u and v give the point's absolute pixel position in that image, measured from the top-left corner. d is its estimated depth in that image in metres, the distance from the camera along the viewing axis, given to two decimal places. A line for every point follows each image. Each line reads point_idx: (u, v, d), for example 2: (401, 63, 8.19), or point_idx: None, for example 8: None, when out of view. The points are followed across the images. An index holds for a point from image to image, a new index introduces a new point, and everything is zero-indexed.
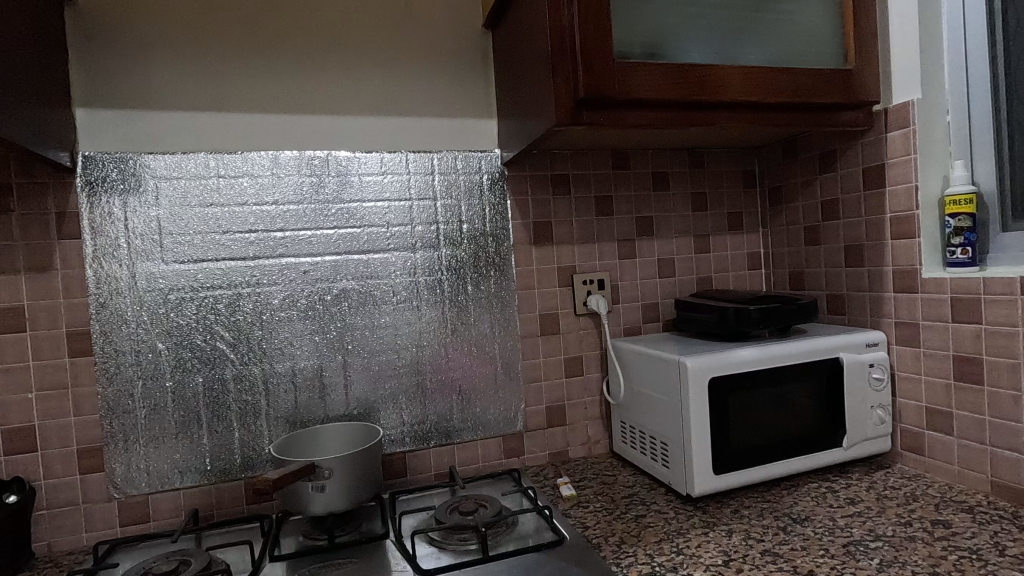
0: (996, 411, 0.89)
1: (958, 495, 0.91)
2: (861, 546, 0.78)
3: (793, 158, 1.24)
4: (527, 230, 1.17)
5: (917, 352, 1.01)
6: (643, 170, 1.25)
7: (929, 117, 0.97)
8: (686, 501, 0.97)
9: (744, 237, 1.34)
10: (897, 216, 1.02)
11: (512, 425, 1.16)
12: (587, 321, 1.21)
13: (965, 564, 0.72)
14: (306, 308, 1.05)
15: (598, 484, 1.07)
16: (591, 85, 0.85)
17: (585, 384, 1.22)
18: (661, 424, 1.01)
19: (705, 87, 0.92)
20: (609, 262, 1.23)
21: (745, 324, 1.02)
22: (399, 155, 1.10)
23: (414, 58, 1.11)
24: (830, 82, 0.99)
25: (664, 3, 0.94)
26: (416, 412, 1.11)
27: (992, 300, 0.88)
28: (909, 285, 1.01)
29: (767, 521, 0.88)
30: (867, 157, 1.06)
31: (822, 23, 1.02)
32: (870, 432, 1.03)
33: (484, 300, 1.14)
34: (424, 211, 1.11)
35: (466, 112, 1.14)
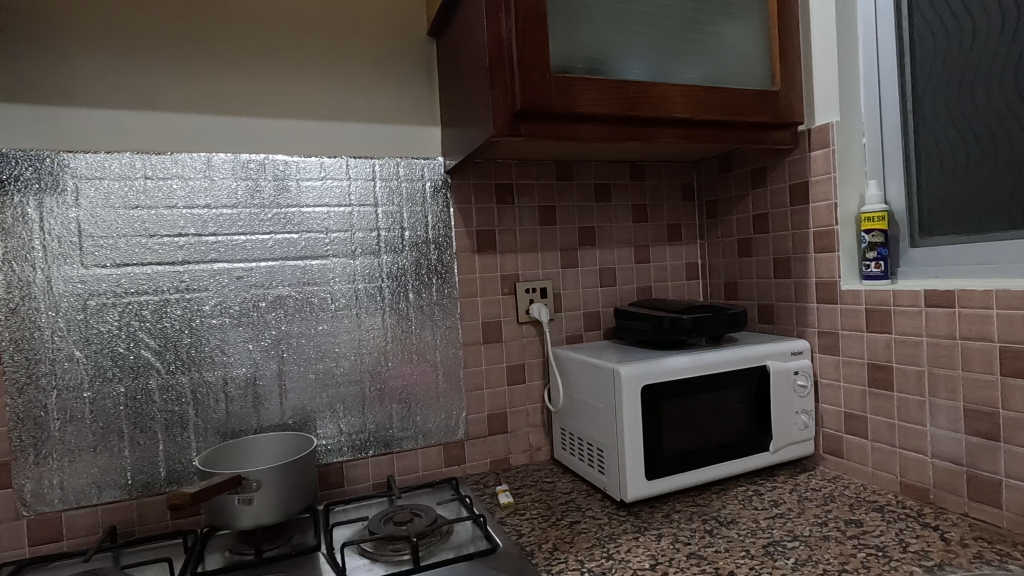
0: (904, 415, 0.95)
1: (871, 495, 0.97)
2: (780, 546, 0.82)
3: (728, 173, 1.29)
4: (470, 237, 1.17)
5: (838, 359, 1.06)
6: (586, 181, 1.28)
7: (846, 139, 1.03)
8: (621, 506, 0.99)
9: (682, 248, 1.38)
10: (819, 231, 1.07)
11: (453, 433, 1.16)
12: (529, 329, 1.22)
13: (871, 561, 0.76)
14: (239, 314, 1.02)
15: (537, 491, 1.08)
16: (528, 98, 0.87)
17: (527, 391, 1.23)
18: (598, 431, 1.02)
19: (639, 103, 0.95)
20: (552, 271, 1.25)
21: (679, 333, 1.05)
22: (339, 161, 1.09)
23: (357, 63, 1.10)
24: (758, 102, 1.04)
25: (602, 19, 0.97)
26: (354, 422, 1.09)
27: (901, 312, 0.94)
28: (830, 296, 1.07)
29: (695, 524, 0.91)
30: (793, 175, 1.12)
31: (751, 46, 1.07)
32: (795, 436, 1.07)
33: (425, 307, 1.14)
34: (365, 217, 1.10)
35: (410, 119, 1.14)
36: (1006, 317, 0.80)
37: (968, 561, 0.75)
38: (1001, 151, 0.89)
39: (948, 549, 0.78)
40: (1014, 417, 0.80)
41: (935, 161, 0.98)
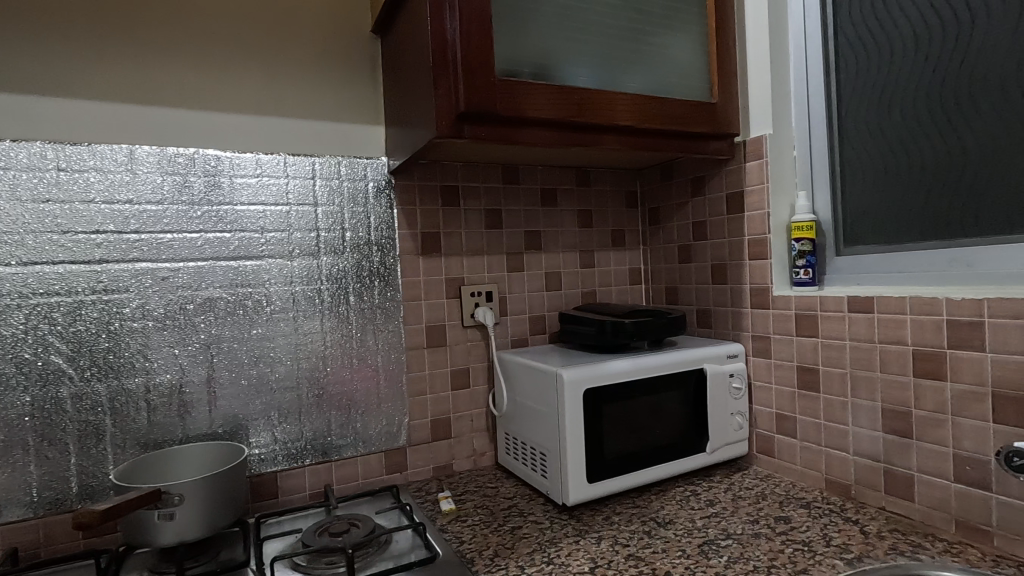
0: (829, 415, 1.00)
1: (799, 492, 1.01)
2: (714, 545, 0.84)
3: (670, 181, 1.32)
4: (414, 240, 1.15)
5: (770, 362, 1.11)
6: (532, 185, 1.28)
7: (778, 151, 1.08)
8: (563, 510, 0.99)
9: (626, 253, 1.41)
10: (753, 238, 1.12)
11: (395, 440, 1.13)
12: (474, 333, 1.21)
13: (797, 556, 0.80)
14: (164, 317, 0.96)
15: (480, 496, 1.07)
16: (472, 100, 0.86)
17: (471, 396, 1.21)
18: (541, 435, 1.03)
19: (583, 109, 0.96)
20: (498, 275, 1.24)
21: (621, 337, 1.07)
22: (276, 158, 1.04)
23: (297, 58, 1.07)
24: (698, 113, 1.07)
25: (548, 26, 0.97)
26: (290, 429, 1.05)
27: (827, 317, 0.99)
28: (762, 301, 1.11)
29: (634, 526, 0.92)
30: (730, 184, 1.16)
31: (691, 58, 1.11)
32: (730, 437, 1.11)
33: (367, 311, 1.11)
34: (303, 217, 1.06)
35: (352, 117, 1.11)
36: (918, 322, 0.86)
37: (884, 553, 0.79)
38: (914, 166, 0.95)
39: (867, 542, 0.82)
40: (924, 415, 0.86)
41: (858, 174, 1.04)
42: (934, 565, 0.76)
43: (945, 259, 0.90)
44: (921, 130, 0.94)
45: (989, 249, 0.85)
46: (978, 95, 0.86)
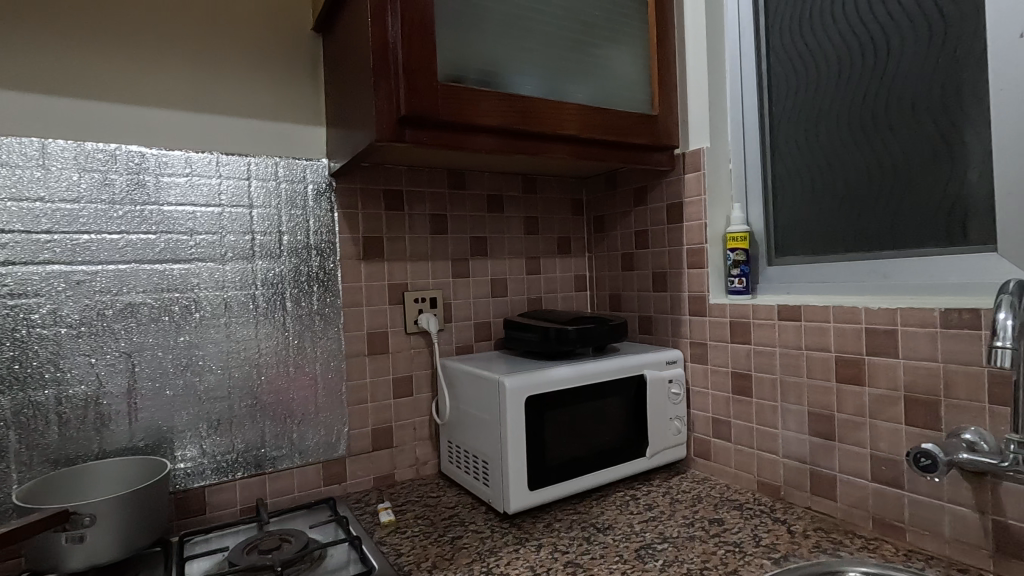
0: (761, 419, 1.04)
1: (733, 494, 1.05)
2: (650, 549, 0.86)
3: (614, 190, 1.35)
4: (355, 244, 1.12)
5: (707, 368, 1.14)
6: (478, 191, 1.28)
7: (715, 164, 1.12)
8: (504, 518, 0.99)
9: (571, 261, 1.43)
10: (692, 248, 1.15)
11: (333, 450, 1.10)
12: (417, 339, 1.20)
13: (729, 557, 0.82)
14: (79, 324, 0.89)
15: (421, 506, 1.05)
16: (414, 104, 0.85)
17: (414, 404, 1.19)
18: (483, 443, 1.02)
19: (527, 118, 0.96)
20: (442, 281, 1.23)
21: (564, 344, 1.08)
22: (208, 156, 1.00)
23: (232, 54, 1.02)
24: (639, 124, 1.09)
25: (493, 32, 0.97)
26: (220, 442, 1.00)
27: (759, 325, 1.03)
28: (699, 309, 1.15)
29: (574, 532, 0.93)
30: (670, 195, 1.20)
31: (633, 71, 1.13)
32: (669, 441, 1.14)
33: (304, 317, 1.07)
34: (236, 219, 1.02)
35: (291, 117, 1.08)
36: (840, 330, 0.90)
37: (808, 551, 0.82)
38: (837, 181, 1.01)
39: (793, 541, 0.86)
40: (846, 418, 0.90)
41: (788, 188, 1.09)
42: (853, 561, 0.80)
43: (866, 271, 0.95)
44: (844, 149, 0.99)
45: (903, 262, 0.90)
46: (894, 118, 0.92)
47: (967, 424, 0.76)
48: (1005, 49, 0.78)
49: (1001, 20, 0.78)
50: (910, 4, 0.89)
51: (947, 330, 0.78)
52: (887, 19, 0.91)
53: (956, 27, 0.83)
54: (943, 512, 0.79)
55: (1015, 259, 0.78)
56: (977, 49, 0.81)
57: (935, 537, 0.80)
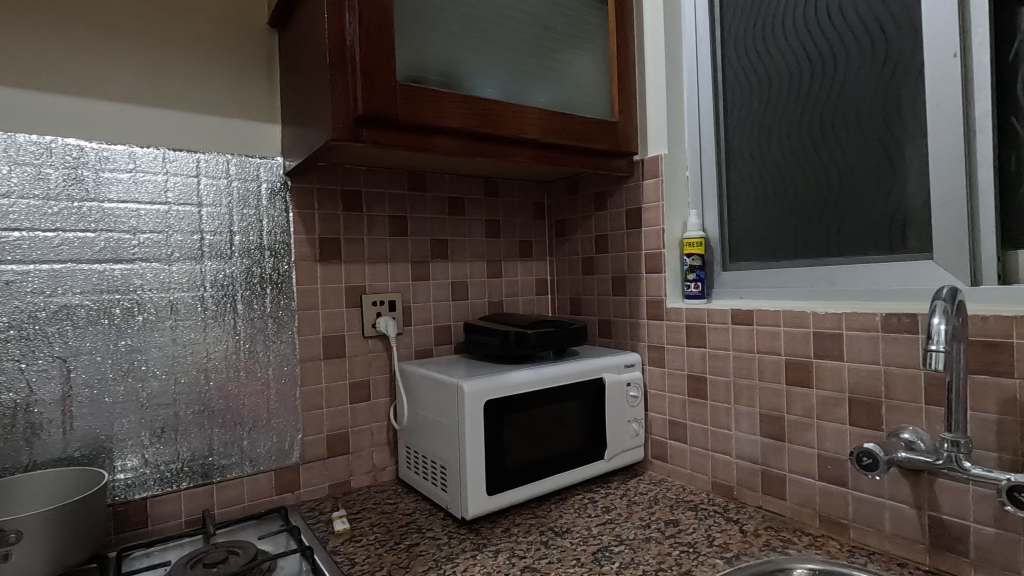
0: (715, 421, 1.06)
1: (688, 495, 1.07)
2: (607, 552, 0.86)
3: (575, 195, 1.36)
4: (311, 245, 1.09)
5: (664, 371, 1.16)
6: (439, 193, 1.26)
7: (672, 171, 1.14)
8: (462, 524, 0.98)
9: (533, 264, 1.43)
10: (650, 253, 1.17)
11: (286, 458, 1.06)
12: (375, 343, 1.17)
13: (683, 558, 0.83)
14: (7, 327, 0.84)
15: (377, 514, 1.03)
16: (372, 103, 0.83)
17: (371, 409, 1.17)
18: (441, 448, 1.00)
19: (488, 120, 0.96)
20: (402, 283, 1.21)
21: (524, 347, 1.07)
22: (153, 152, 0.95)
23: (181, 46, 0.98)
24: (599, 130, 1.10)
25: (454, 34, 0.97)
26: (164, 451, 0.95)
27: (714, 328, 1.05)
28: (657, 313, 1.17)
29: (532, 536, 0.92)
30: (629, 201, 1.21)
31: (594, 78, 1.14)
32: (627, 444, 1.15)
33: (256, 320, 1.04)
34: (184, 218, 0.98)
35: (244, 113, 1.04)
36: (790, 334, 0.93)
37: (759, 550, 0.84)
38: (787, 189, 1.04)
39: (745, 540, 0.88)
40: (795, 419, 0.93)
41: (742, 196, 1.12)
42: (801, 558, 0.82)
43: (814, 276, 0.99)
44: (794, 159, 1.03)
45: (848, 269, 0.94)
46: (840, 130, 0.95)
47: (906, 424, 0.80)
48: (940, 67, 0.82)
49: (937, 39, 0.82)
50: (855, 22, 0.92)
51: (888, 333, 0.81)
52: (834, 35, 0.95)
53: (897, 45, 0.88)
54: (885, 509, 0.82)
55: (949, 268, 0.82)
56: (915, 67, 0.85)
57: (877, 532, 0.83)
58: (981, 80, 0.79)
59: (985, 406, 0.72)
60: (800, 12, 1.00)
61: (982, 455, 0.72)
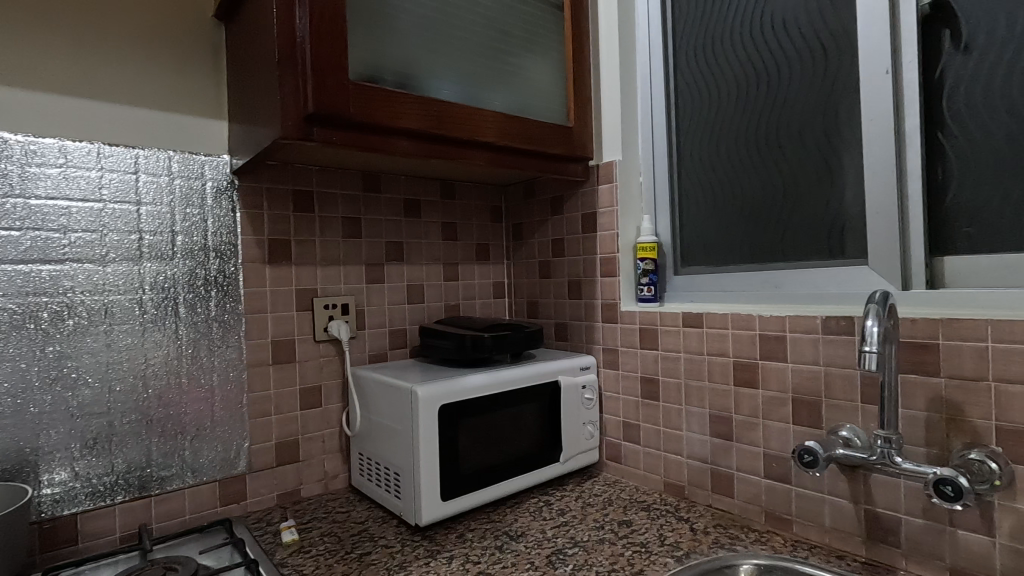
0: (667, 422, 1.08)
1: (642, 495, 1.08)
2: (561, 554, 0.86)
3: (532, 199, 1.37)
4: (260, 247, 1.06)
5: (618, 373, 1.18)
6: (394, 195, 1.25)
7: (626, 177, 1.17)
8: (416, 531, 0.96)
9: (490, 267, 1.43)
10: (605, 257, 1.19)
11: (231, 467, 1.02)
12: (327, 348, 1.14)
13: (635, 558, 0.84)
14: None
15: (328, 523, 1.00)
16: (323, 102, 0.81)
17: (323, 415, 1.14)
18: (395, 454, 0.99)
19: (443, 122, 0.95)
20: (355, 286, 1.19)
21: (479, 351, 1.07)
22: (87, 146, 0.90)
23: (120, 37, 0.94)
24: (555, 134, 1.11)
25: (409, 34, 0.96)
26: (96, 463, 0.90)
27: (666, 331, 1.07)
28: (612, 316, 1.18)
29: (487, 541, 0.92)
30: (585, 205, 1.23)
31: (550, 83, 1.16)
32: (582, 446, 1.16)
33: (200, 324, 0.99)
34: (121, 217, 0.93)
35: (188, 108, 1.00)
36: (738, 336, 0.96)
37: (708, 548, 0.86)
38: (735, 196, 1.08)
39: (695, 538, 0.90)
40: (742, 419, 0.96)
41: (693, 202, 1.15)
42: (748, 554, 0.84)
43: (760, 281, 1.03)
44: (740, 167, 1.06)
45: (791, 273, 0.98)
46: (784, 140, 0.99)
47: (844, 422, 0.83)
48: (874, 83, 0.86)
49: (871, 56, 0.86)
50: (796, 38, 0.97)
51: (828, 335, 0.85)
52: (779, 50, 0.99)
53: (835, 60, 0.92)
54: (825, 504, 0.86)
55: (883, 273, 0.86)
56: (851, 82, 0.90)
57: (817, 527, 0.87)
58: (910, 96, 0.83)
59: (915, 404, 0.76)
60: (745, 26, 1.04)
61: (912, 450, 0.76)
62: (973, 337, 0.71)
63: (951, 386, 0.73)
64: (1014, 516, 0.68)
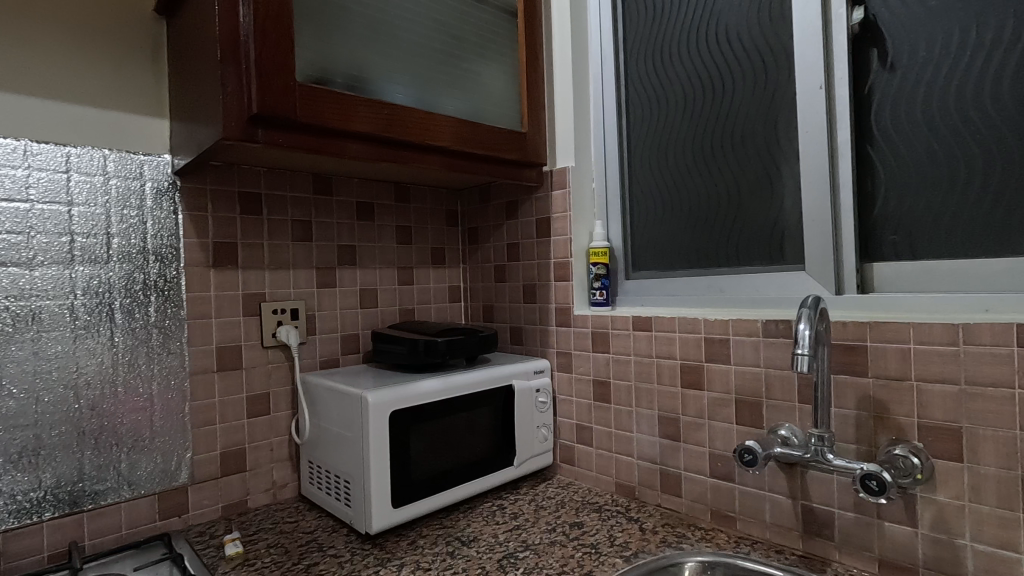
0: (618, 424, 1.10)
1: (593, 497, 1.10)
2: (512, 558, 0.87)
3: (487, 203, 1.37)
4: (204, 250, 1.02)
5: (571, 376, 1.19)
6: (346, 198, 1.23)
7: (579, 183, 1.19)
8: (366, 539, 0.95)
9: (445, 271, 1.42)
10: (558, 261, 1.20)
11: (172, 479, 0.98)
12: (276, 354, 1.12)
13: (585, 559, 0.85)
14: None
15: (275, 534, 0.97)
16: (268, 102, 0.79)
17: (271, 422, 1.11)
18: (345, 461, 0.97)
19: (395, 125, 0.94)
20: (305, 291, 1.16)
21: (432, 356, 1.06)
22: (12, 143, 0.86)
23: (51, 29, 0.89)
24: (509, 140, 1.12)
25: (360, 36, 0.95)
26: (21, 479, 0.85)
27: (617, 335, 1.10)
28: (565, 320, 1.20)
29: (438, 548, 0.91)
30: (539, 210, 1.24)
31: (504, 89, 1.16)
32: (536, 448, 1.17)
33: (138, 331, 0.95)
34: (50, 218, 0.88)
35: (125, 105, 0.96)
36: (684, 339, 0.99)
37: (655, 547, 0.88)
38: (682, 202, 1.11)
39: (643, 538, 0.91)
40: (689, 420, 0.99)
41: (643, 207, 1.17)
42: (692, 551, 0.86)
43: (706, 285, 1.06)
44: (687, 175, 1.10)
45: (734, 278, 1.02)
46: (728, 149, 1.03)
47: (783, 421, 0.87)
48: (808, 97, 0.90)
49: (807, 71, 0.91)
50: (739, 52, 1.01)
51: (768, 338, 0.88)
52: (723, 62, 1.03)
53: (775, 74, 0.96)
54: (765, 501, 0.89)
55: (818, 278, 0.91)
56: (789, 96, 0.94)
57: (759, 523, 0.90)
58: (842, 110, 0.88)
59: (846, 403, 0.80)
60: (691, 39, 1.07)
61: (844, 447, 0.80)
62: (898, 339, 0.75)
63: (878, 385, 0.77)
64: (934, 508, 0.73)
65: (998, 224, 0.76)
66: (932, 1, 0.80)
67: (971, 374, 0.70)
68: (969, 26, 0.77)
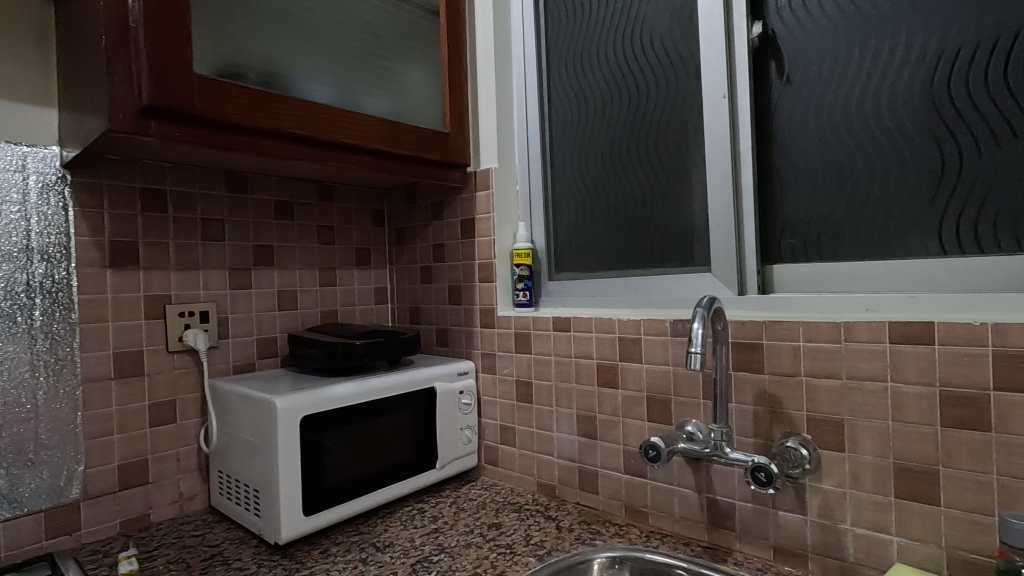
0: (539, 423, 1.11)
1: (515, 497, 1.11)
2: (426, 562, 0.86)
3: (413, 203, 1.35)
4: (99, 249, 0.96)
5: (495, 378, 1.20)
6: (263, 197, 1.18)
7: (502, 185, 1.19)
8: (276, 549, 0.91)
9: (370, 272, 1.39)
10: (483, 262, 1.20)
11: (61, 495, 0.91)
12: (183, 359, 1.06)
13: (499, 560, 0.85)
14: None
15: (177, 549, 0.92)
16: (161, 93, 0.75)
17: (177, 431, 1.05)
18: (254, 469, 0.93)
19: (306, 121, 0.91)
20: (217, 293, 1.11)
21: (350, 359, 1.04)
22: None
23: None
24: (431, 139, 1.11)
25: (270, 30, 0.92)
26: None
27: (538, 335, 1.11)
28: (489, 321, 1.20)
29: (351, 555, 0.89)
30: (463, 211, 1.24)
31: (427, 89, 1.16)
32: (460, 451, 1.16)
33: (20, 335, 0.88)
34: None
35: (9, 91, 0.89)
36: (600, 339, 1.01)
37: (569, 545, 0.90)
38: (601, 205, 1.13)
39: (559, 536, 0.93)
40: (604, 418, 1.01)
41: (565, 210, 1.19)
42: (603, 548, 0.88)
43: (622, 287, 1.09)
44: (606, 180, 1.12)
45: (649, 280, 1.05)
46: (643, 153, 1.06)
47: (689, 417, 0.90)
48: (713, 106, 0.94)
49: (713, 80, 0.94)
50: (653, 60, 1.04)
51: (675, 337, 0.91)
52: (639, 71, 1.06)
53: (685, 82, 1.00)
54: (674, 495, 0.92)
55: (723, 279, 0.95)
56: (697, 105, 0.98)
57: (668, 516, 0.93)
58: (743, 119, 0.92)
59: (745, 399, 0.84)
60: (610, 46, 1.10)
61: (742, 442, 0.84)
62: (789, 338, 0.79)
63: (773, 382, 0.81)
64: (821, 496, 0.77)
65: (878, 230, 0.82)
66: (822, 20, 0.85)
67: (852, 369, 0.74)
68: (852, 45, 0.83)
